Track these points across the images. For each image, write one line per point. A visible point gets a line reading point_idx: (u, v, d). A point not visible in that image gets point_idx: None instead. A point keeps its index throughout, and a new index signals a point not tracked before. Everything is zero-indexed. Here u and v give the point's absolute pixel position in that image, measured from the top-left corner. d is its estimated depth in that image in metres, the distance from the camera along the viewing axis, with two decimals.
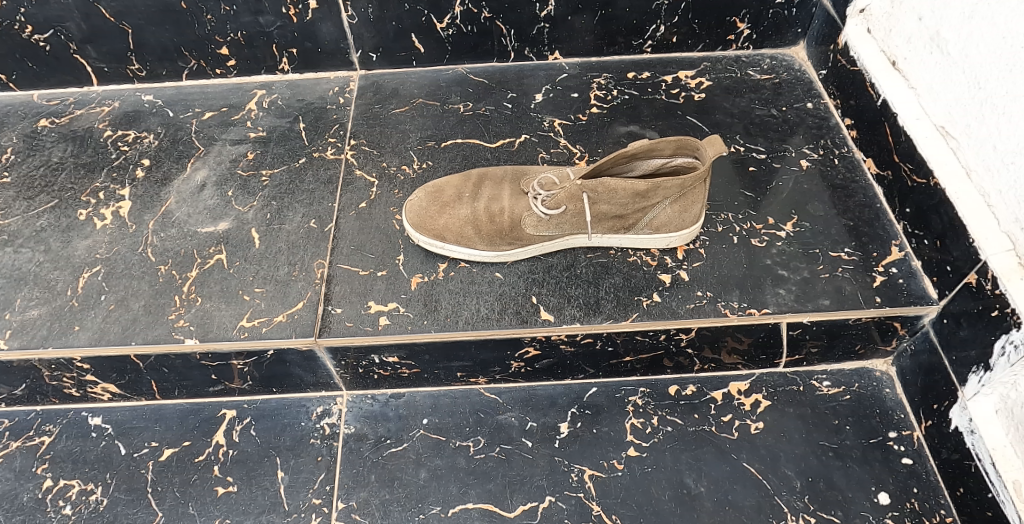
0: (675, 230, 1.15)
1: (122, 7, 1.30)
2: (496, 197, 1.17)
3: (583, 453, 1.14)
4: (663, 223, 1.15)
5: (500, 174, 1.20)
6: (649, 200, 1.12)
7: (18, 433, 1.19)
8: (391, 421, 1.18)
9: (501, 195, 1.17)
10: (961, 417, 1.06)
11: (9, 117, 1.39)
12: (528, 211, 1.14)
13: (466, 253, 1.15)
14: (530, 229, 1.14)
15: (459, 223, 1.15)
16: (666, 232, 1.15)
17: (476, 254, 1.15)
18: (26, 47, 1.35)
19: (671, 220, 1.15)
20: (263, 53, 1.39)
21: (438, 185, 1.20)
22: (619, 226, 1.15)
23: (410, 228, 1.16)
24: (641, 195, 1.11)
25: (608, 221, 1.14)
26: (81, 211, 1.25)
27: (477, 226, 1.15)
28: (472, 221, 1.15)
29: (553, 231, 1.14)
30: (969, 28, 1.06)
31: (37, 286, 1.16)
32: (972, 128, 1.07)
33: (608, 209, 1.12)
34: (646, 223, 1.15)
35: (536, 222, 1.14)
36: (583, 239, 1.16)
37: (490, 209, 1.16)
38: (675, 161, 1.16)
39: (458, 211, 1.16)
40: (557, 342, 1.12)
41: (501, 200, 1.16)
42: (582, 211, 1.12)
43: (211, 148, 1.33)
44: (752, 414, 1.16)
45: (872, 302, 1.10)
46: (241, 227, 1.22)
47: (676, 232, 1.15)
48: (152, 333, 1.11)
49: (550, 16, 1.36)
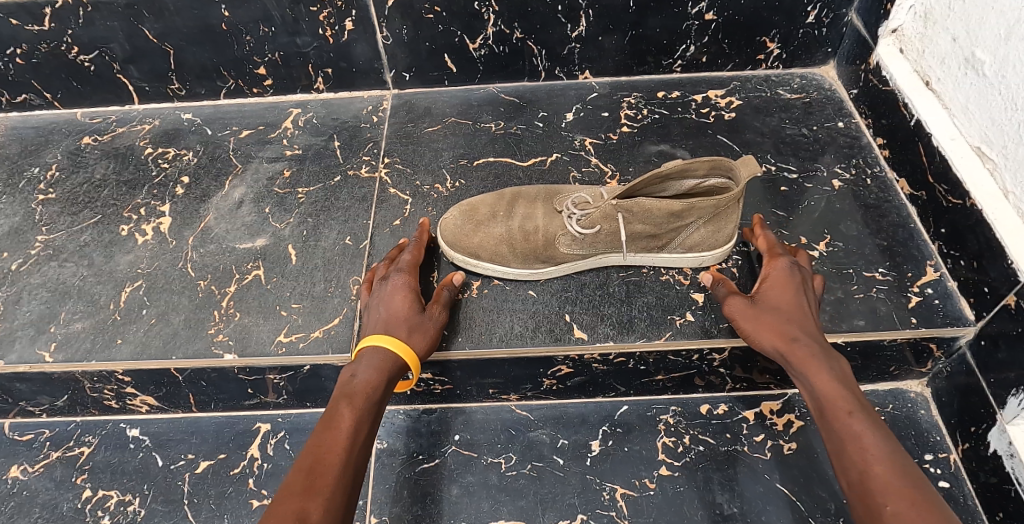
0: (709, 249, 1.15)
1: (165, 29, 1.32)
2: (530, 215, 1.17)
3: (615, 471, 1.15)
4: (695, 243, 1.15)
5: (533, 194, 1.20)
6: (684, 220, 1.12)
7: (58, 443, 1.23)
8: (423, 436, 1.20)
9: (535, 214, 1.17)
10: (1000, 441, 1.06)
11: (54, 134, 1.42)
12: (563, 230, 1.14)
13: (500, 271, 1.16)
14: (564, 248, 1.15)
15: (494, 242, 1.15)
16: (699, 251, 1.15)
17: (510, 272, 1.16)
18: (71, 68, 1.38)
19: (704, 240, 1.15)
20: (299, 73, 1.42)
21: (472, 203, 1.20)
22: (653, 246, 1.15)
23: (446, 246, 1.17)
24: (675, 214, 1.11)
25: (641, 241, 1.14)
26: (123, 227, 1.27)
27: (512, 245, 1.15)
28: (508, 240, 1.15)
29: (587, 249, 1.15)
30: (1005, 50, 1.06)
31: (80, 300, 1.19)
32: (1009, 149, 1.06)
33: (643, 228, 1.12)
34: (679, 243, 1.15)
35: (570, 241, 1.14)
36: (618, 257, 1.16)
37: (525, 227, 1.16)
38: (709, 180, 1.15)
39: (494, 229, 1.16)
40: (589, 361, 1.13)
41: (536, 219, 1.16)
42: (618, 231, 1.12)
43: (248, 165, 1.35)
44: (785, 434, 1.17)
45: (907, 323, 1.10)
46: (279, 244, 1.24)
47: (710, 251, 1.15)
48: (193, 347, 1.13)
49: (581, 36, 1.37)
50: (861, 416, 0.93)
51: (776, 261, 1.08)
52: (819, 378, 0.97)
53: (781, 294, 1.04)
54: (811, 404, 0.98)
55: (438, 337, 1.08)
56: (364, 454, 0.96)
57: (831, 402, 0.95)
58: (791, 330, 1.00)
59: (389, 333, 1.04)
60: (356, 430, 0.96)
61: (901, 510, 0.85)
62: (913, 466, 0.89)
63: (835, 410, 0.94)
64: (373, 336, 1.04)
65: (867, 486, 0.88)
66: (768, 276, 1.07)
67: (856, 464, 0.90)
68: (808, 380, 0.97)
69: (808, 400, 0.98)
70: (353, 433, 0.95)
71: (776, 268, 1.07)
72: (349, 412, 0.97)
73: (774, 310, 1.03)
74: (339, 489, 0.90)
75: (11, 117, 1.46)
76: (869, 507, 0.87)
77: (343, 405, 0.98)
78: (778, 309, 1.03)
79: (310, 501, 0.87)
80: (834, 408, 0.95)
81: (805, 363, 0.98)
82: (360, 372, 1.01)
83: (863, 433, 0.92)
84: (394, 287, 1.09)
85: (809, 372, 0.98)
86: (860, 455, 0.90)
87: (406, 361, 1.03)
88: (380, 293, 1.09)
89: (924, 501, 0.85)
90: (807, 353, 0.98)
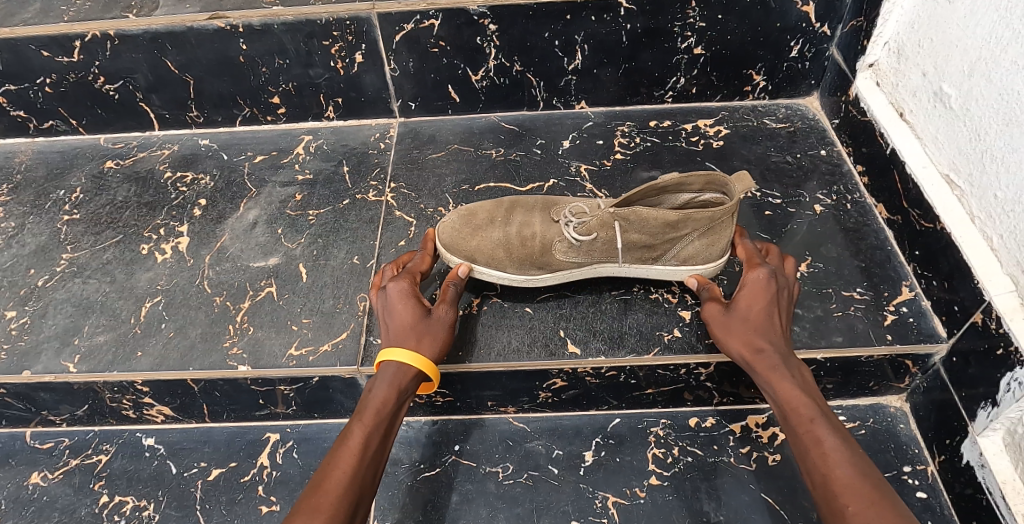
0: (703, 262, 1.19)
1: (186, 61, 1.41)
2: (527, 221, 1.21)
3: (607, 481, 1.21)
4: (690, 255, 1.18)
5: (531, 203, 1.25)
6: (679, 231, 1.15)
7: (77, 451, 1.29)
8: (424, 446, 1.26)
9: (532, 221, 1.21)
10: (972, 452, 1.12)
11: (78, 159, 1.50)
12: (559, 237, 1.19)
13: (497, 275, 1.20)
14: (560, 255, 1.19)
15: (490, 247, 1.20)
16: (694, 263, 1.19)
17: (505, 276, 1.20)
18: (97, 96, 1.46)
19: (699, 252, 1.18)
20: (311, 102, 1.50)
21: (471, 210, 1.25)
22: (648, 257, 1.19)
23: (444, 249, 1.21)
24: (671, 225, 1.14)
25: (637, 251, 1.18)
26: (143, 246, 1.35)
27: (509, 250, 1.19)
28: (504, 245, 1.20)
29: (582, 257, 1.19)
30: (969, 84, 1.14)
31: (103, 314, 1.26)
32: (975, 176, 1.14)
33: (638, 237, 1.16)
34: (673, 254, 1.19)
35: (566, 248, 1.18)
36: (612, 267, 1.20)
37: (522, 234, 1.20)
38: (704, 196, 1.19)
39: (490, 234, 1.20)
40: (582, 374, 1.19)
41: (532, 225, 1.21)
42: (614, 239, 1.16)
43: (262, 189, 1.43)
44: (770, 447, 1.23)
45: (883, 340, 1.16)
46: (290, 263, 1.31)
47: (705, 265, 1.19)
48: (208, 360, 1.20)
49: (577, 69, 1.45)
50: (822, 421, 0.99)
51: (752, 267, 1.11)
52: (782, 386, 1.03)
53: (751, 305, 1.08)
54: (774, 408, 1.04)
55: (449, 340, 1.12)
56: (375, 470, 1.01)
57: (794, 410, 1.01)
58: (759, 341, 1.06)
59: (400, 346, 1.09)
60: (365, 446, 1.01)
61: (861, 510, 0.92)
62: (871, 470, 0.95)
63: (799, 418, 1.00)
64: (387, 349, 1.09)
65: (829, 486, 0.95)
66: (744, 283, 1.10)
67: (819, 468, 0.96)
68: (772, 388, 1.03)
69: (773, 405, 1.04)
70: (363, 451, 1.01)
71: (752, 275, 1.10)
72: (361, 430, 1.02)
73: (744, 320, 1.07)
74: (342, 506, 0.96)
75: (37, 142, 1.54)
76: (831, 507, 0.94)
77: (355, 423, 1.03)
78: (746, 318, 1.08)
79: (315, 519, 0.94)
80: (797, 416, 1.00)
81: (768, 373, 1.04)
82: (375, 387, 1.06)
83: (824, 437, 0.98)
84: (400, 294, 1.12)
85: (772, 380, 1.03)
86: (822, 458, 0.97)
87: (423, 372, 1.08)
88: (387, 299, 1.12)
89: (882, 503, 0.92)
90: (772, 362, 1.04)
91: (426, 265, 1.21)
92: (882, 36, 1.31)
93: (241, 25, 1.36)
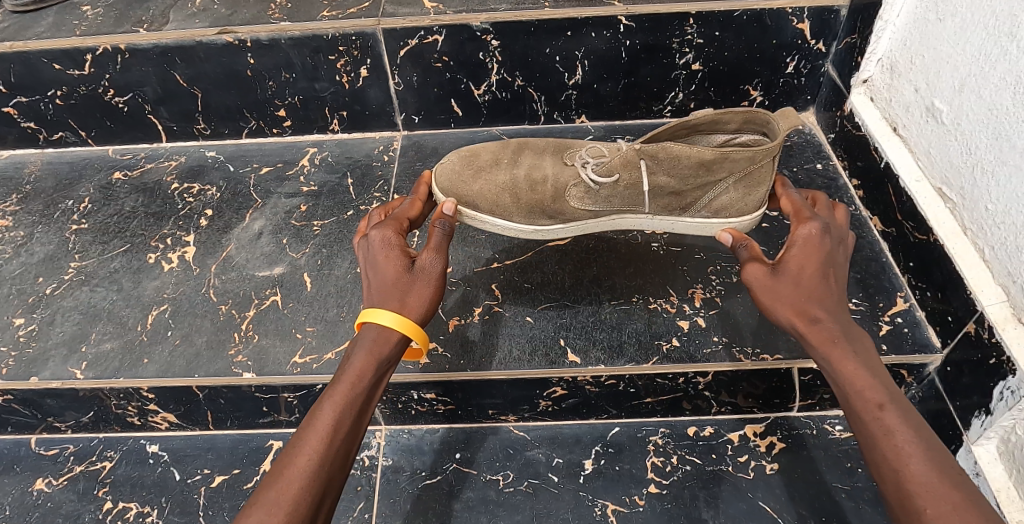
0: (737, 214, 1.21)
1: (195, 74, 1.44)
2: (537, 165, 1.22)
3: (606, 489, 1.23)
4: (722, 206, 1.21)
5: (541, 145, 1.26)
6: (713, 174, 1.17)
7: (82, 458, 1.30)
8: (426, 454, 1.27)
9: (543, 164, 1.22)
10: (967, 460, 1.14)
11: (87, 169, 1.53)
12: (574, 181, 1.20)
13: (502, 224, 1.20)
14: (575, 202, 1.20)
15: (495, 191, 1.20)
16: (727, 216, 1.21)
17: (512, 226, 1.21)
18: (106, 108, 1.49)
19: (733, 204, 1.21)
20: (316, 115, 1.52)
21: (473, 152, 1.24)
22: (676, 205, 1.21)
23: (440, 194, 1.20)
24: (706, 166, 1.16)
25: (664, 197, 1.20)
26: (150, 255, 1.37)
27: (515, 195, 1.20)
28: (511, 189, 1.20)
29: (597, 205, 1.20)
30: (959, 99, 1.16)
31: (110, 321, 1.28)
32: (966, 189, 1.16)
33: (666, 181, 1.17)
34: (705, 203, 1.21)
35: (581, 194, 1.20)
36: (637, 217, 1.22)
37: (532, 177, 1.21)
38: (740, 136, 1.23)
39: (495, 177, 1.21)
40: (582, 383, 1.21)
41: (543, 170, 1.21)
42: (638, 181, 1.18)
43: (268, 200, 1.45)
44: (767, 455, 1.24)
45: (878, 350, 1.18)
46: (295, 272, 1.33)
47: (740, 219, 1.21)
48: (214, 367, 1.21)
49: (578, 83, 1.48)
50: (892, 407, 0.94)
51: (801, 224, 1.06)
52: (844, 364, 0.98)
53: (804, 273, 1.03)
54: (835, 387, 1.00)
55: (438, 289, 1.08)
56: (347, 450, 0.98)
57: (860, 392, 0.96)
58: (815, 312, 1.01)
59: (385, 306, 1.04)
60: (336, 427, 0.97)
61: (941, 512, 0.87)
62: (948, 463, 0.91)
63: (866, 402, 0.96)
64: (367, 309, 1.05)
65: (903, 484, 0.90)
66: (794, 245, 1.05)
67: (890, 457, 0.92)
68: (834, 366, 0.99)
69: (833, 383, 1.00)
70: (331, 433, 0.96)
71: (800, 235, 1.05)
72: (332, 408, 0.98)
73: (796, 289, 1.03)
74: (304, 497, 0.93)
75: (47, 153, 1.56)
76: (907, 509, 0.89)
77: (324, 399, 0.99)
78: (798, 285, 1.03)
79: (272, 513, 0.91)
80: (864, 400, 0.96)
81: (829, 348, 1.00)
82: (354, 354, 1.03)
83: (895, 427, 0.93)
84: (383, 243, 1.08)
85: (835, 359, 0.99)
86: (894, 450, 0.92)
87: (408, 336, 1.04)
88: (369, 248, 1.09)
89: (963, 505, 0.87)
90: (831, 337, 1.00)
91: (412, 211, 1.17)
92: (875, 52, 1.33)
93: (248, 39, 1.39)
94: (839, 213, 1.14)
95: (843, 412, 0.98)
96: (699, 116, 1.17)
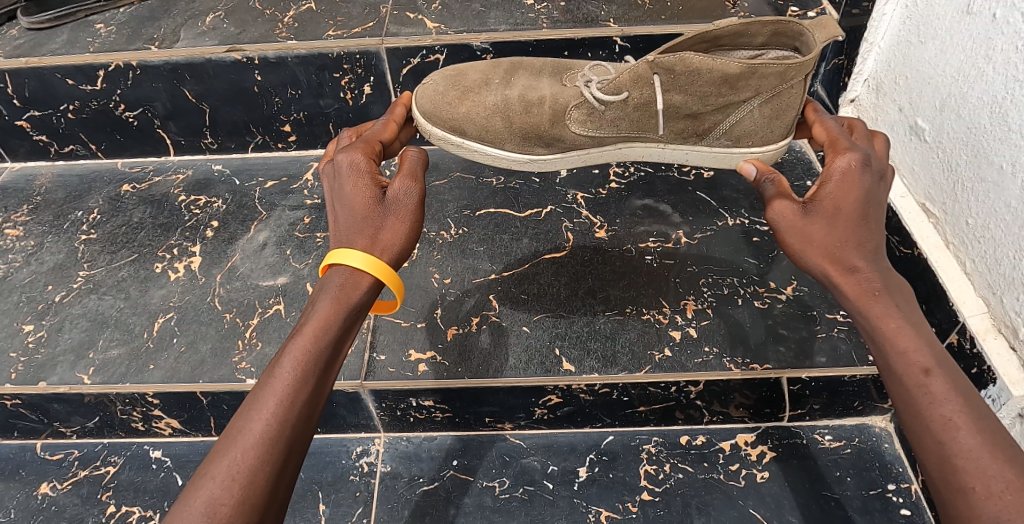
0: (760, 144, 1.17)
1: (203, 90, 1.48)
2: (532, 86, 1.18)
3: (600, 496, 1.26)
4: (744, 133, 1.16)
5: (539, 66, 1.21)
6: (735, 91, 1.11)
7: (86, 463, 1.33)
8: (424, 461, 1.30)
9: (539, 85, 1.18)
10: None
11: (96, 182, 1.57)
12: (575, 102, 1.15)
13: (493, 153, 1.19)
14: (576, 125, 1.17)
15: (484, 114, 1.16)
16: (748, 144, 1.17)
17: (505, 153, 1.19)
18: (117, 122, 1.53)
19: (755, 131, 1.16)
20: (320, 130, 1.56)
21: (460, 71, 1.20)
22: (692, 129, 1.16)
23: (422, 117, 1.16)
24: (728, 83, 1.10)
25: (680, 119, 1.15)
26: (157, 265, 1.40)
27: (507, 119, 1.16)
28: (502, 112, 1.16)
29: (599, 131, 1.17)
30: (940, 119, 1.20)
31: (117, 329, 1.31)
32: (948, 205, 1.20)
33: (684, 100, 1.12)
34: (725, 128, 1.16)
35: (583, 117, 1.16)
36: (644, 144, 1.19)
37: (527, 99, 1.17)
38: (765, 53, 1.15)
39: (485, 98, 1.17)
40: (577, 391, 1.24)
41: (540, 90, 1.17)
42: (650, 99, 1.13)
43: (272, 212, 1.49)
44: (758, 464, 1.27)
45: (865, 361, 1.22)
46: (298, 282, 1.36)
47: (762, 147, 1.18)
48: (217, 373, 1.25)
49: None
50: (939, 373, 0.90)
51: (838, 158, 1.00)
52: (885, 318, 0.94)
53: (836, 220, 0.98)
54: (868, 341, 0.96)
55: (413, 213, 1.04)
56: (309, 413, 0.93)
57: (904, 353, 0.92)
58: (852, 261, 0.97)
59: (354, 248, 1.00)
60: (295, 389, 0.92)
61: (994, 491, 0.84)
62: (999, 437, 0.87)
63: (911, 365, 0.91)
64: (335, 250, 1.01)
65: (950, 461, 0.87)
66: (828, 185, 0.99)
67: (936, 428, 0.88)
68: (871, 322, 0.94)
69: (869, 339, 0.95)
70: (288, 395, 0.92)
71: (836, 171, 0.99)
72: (291, 371, 0.93)
73: (831, 236, 0.98)
74: (260, 470, 0.88)
75: (57, 166, 1.61)
76: (956, 489, 0.86)
77: (282, 359, 0.94)
78: (830, 231, 0.98)
79: (229, 490, 0.86)
80: (909, 364, 0.91)
81: (869, 301, 0.95)
82: (317, 303, 0.98)
83: (942, 396, 0.89)
84: (353, 167, 1.03)
85: (874, 314, 0.94)
86: (942, 420, 0.88)
87: (379, 279, 1.00)
88: (338, 176, 1.03)
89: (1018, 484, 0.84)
90: (871, 290, 0.95)
91: (387, 133, 1.12)
92: (861, 73, 1.38)
93: (256, 57, 1.43)
94: (878, 143, 1.06)
95: (882, 372, 0.94)
96: (720, 26, 1.09)
